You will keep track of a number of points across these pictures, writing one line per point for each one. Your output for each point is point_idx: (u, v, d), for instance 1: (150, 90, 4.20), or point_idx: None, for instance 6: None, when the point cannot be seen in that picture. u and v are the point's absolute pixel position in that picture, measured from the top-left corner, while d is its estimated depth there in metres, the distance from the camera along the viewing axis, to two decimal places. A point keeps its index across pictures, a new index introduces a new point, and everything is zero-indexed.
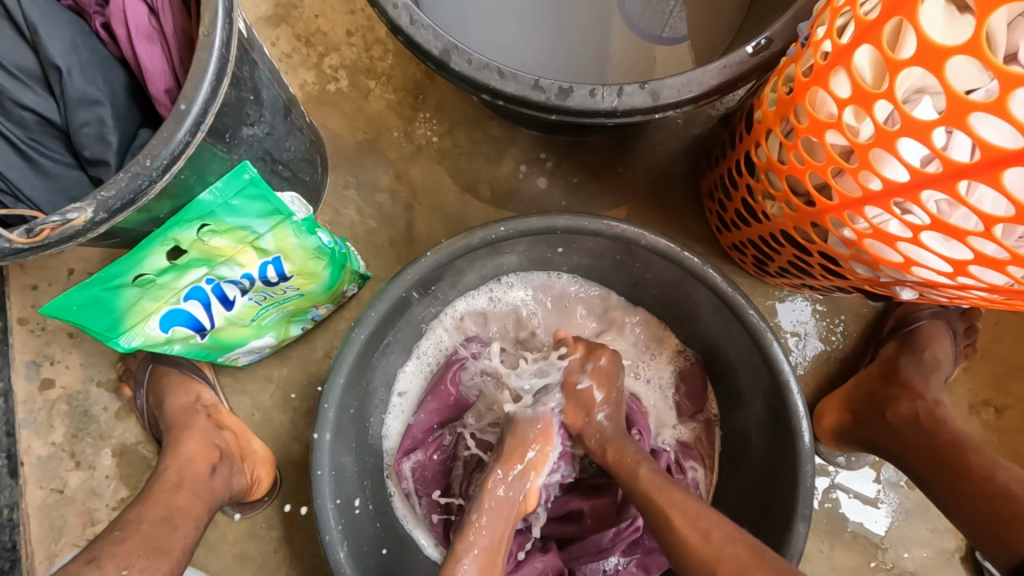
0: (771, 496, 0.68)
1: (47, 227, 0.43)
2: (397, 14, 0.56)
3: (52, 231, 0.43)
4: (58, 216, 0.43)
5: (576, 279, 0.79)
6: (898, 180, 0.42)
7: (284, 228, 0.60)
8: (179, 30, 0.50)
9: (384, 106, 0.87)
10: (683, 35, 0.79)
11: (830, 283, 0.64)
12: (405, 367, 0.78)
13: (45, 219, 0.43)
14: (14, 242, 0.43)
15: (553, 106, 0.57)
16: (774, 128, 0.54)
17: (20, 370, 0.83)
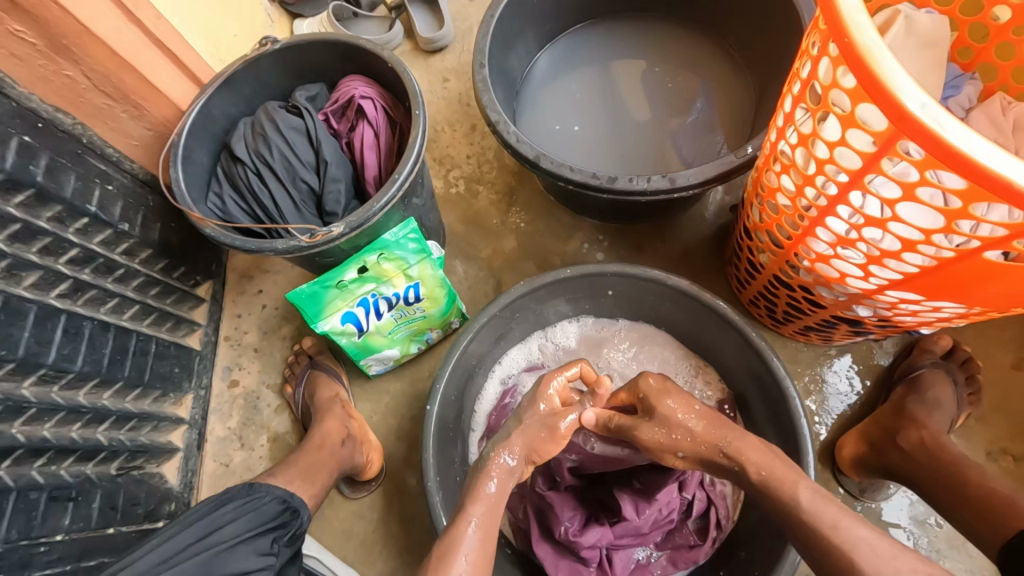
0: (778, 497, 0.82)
1: (321, 234, 0.77)
2: (509, 136, 0.92)
3: (323, 237, 0.77)
4: (326, 228, 0.77)
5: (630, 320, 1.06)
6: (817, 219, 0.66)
7: (426, 263, 0.92)
8: (388, 144, 0.88)
9: (488, 203, 1.24)
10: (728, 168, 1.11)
11: (819, 318, 0.84)
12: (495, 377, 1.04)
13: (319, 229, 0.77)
14: (302, 241, 0.77)
15: (604, 188, 0.88)
16: (754, 200, 0.80)
17: (218, 372, 1.17)
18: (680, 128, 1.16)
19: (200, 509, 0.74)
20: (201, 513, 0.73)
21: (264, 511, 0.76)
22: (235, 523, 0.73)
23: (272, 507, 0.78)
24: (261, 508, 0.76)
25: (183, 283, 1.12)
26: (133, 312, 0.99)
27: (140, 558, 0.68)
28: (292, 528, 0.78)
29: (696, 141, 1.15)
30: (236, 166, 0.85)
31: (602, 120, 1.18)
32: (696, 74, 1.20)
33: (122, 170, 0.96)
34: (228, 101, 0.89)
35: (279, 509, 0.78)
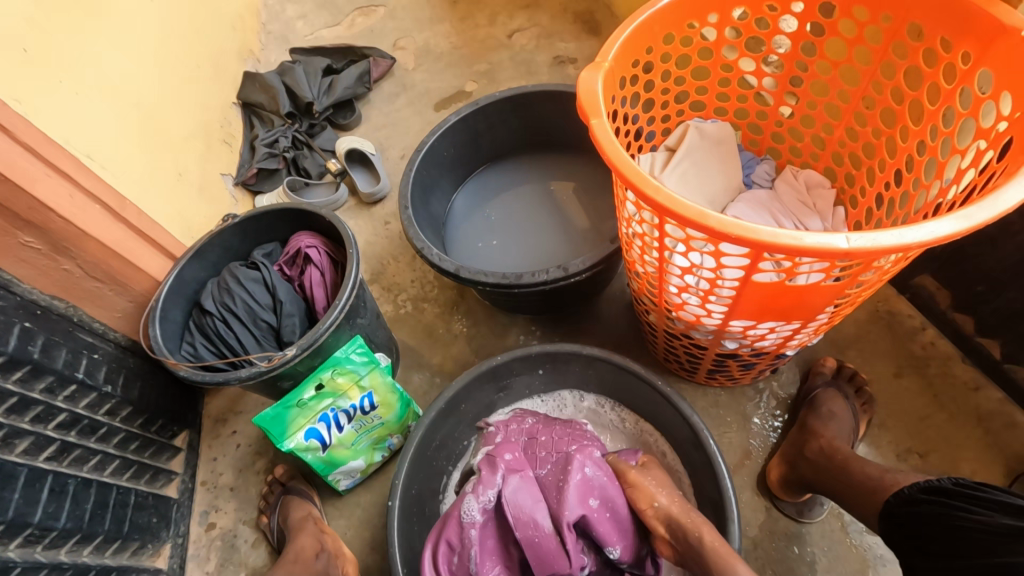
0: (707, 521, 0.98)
1: (277, 358, 0.92)
2: (433, 257, 1.14)
3: (279, 360, 0.91)
4: (281, 354, 0.92)
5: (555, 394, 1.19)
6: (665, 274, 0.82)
7: (376, 372, 1.06)
8: (333, 279, 1.07)
9: (434, 316, 1.42)
10: None
11: (710, 359, 1.00)
12: (444, 489, 1.13)
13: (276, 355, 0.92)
14: (261, 367, 0.91)
15: (513, 285, 1.08)
16: (629, 273, 0.99)
17: (195, 518, 1.21)
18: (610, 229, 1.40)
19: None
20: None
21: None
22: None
23: None
24: None
25: (160, 435, 1.22)
26: (114, 467, 1.08)
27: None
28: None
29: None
30: (205, 317, 1.02)
31: (518, 235, 1.44)
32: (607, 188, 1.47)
33: (107, 339, 1.11)
34: (197, 267, 1.09)
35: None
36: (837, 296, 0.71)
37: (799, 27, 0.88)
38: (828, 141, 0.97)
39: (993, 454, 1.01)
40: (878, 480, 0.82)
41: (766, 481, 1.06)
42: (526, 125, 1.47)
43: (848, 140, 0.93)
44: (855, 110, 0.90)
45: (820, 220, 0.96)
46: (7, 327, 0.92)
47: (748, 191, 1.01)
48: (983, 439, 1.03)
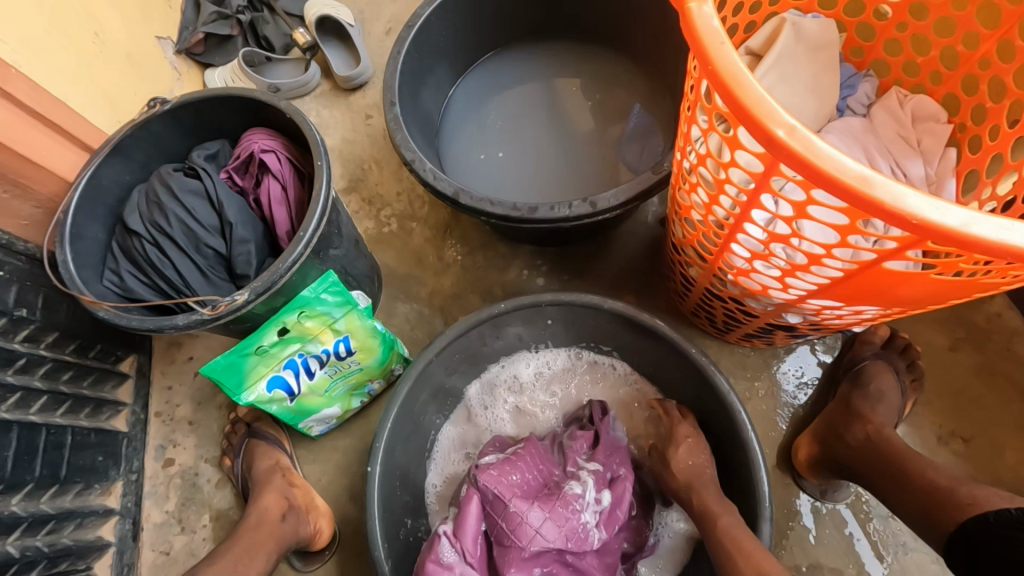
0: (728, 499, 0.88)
1: (223, 304, 0.71)
2: (426, 175, 0.90)
3: (225, 307, 0.71)
4: (229, 298, 0.71)
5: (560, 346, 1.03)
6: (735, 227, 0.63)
7: (352, 314, 0.88)
8: (298, 196, 0.84)
9: (423, 239, 1.21)
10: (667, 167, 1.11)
11: (756, 325, 0.83)
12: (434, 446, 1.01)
13: (221, 299, 0.71)
14: (202, 314, 0.70)
15: (526, 219, 0.87)
16: (673, 216, 0.79)
17: (151, 452, 1.09)
18: (622, 136, 1.16)
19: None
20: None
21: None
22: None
23: None
24: None
25: (102, 361, 1.05)
26: (42, 403, 0.92)
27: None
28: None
29: (639, 150, 1.14)
30: (132, 239, 0.79)
31: (526, 143, 1.18)
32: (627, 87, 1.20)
33: (14, 252, 0.89)
34: (120, 168, 0.84)
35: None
36: (975, 292, 0.54)
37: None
38: (965, 59, 0.72)
39: None
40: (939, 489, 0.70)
41: (791, 457, 0.96)
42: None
43: (998, 60, 0.69)
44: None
45: (924, 164, 0.75)
46: None
47: (837, 120, 0.79)
48: None
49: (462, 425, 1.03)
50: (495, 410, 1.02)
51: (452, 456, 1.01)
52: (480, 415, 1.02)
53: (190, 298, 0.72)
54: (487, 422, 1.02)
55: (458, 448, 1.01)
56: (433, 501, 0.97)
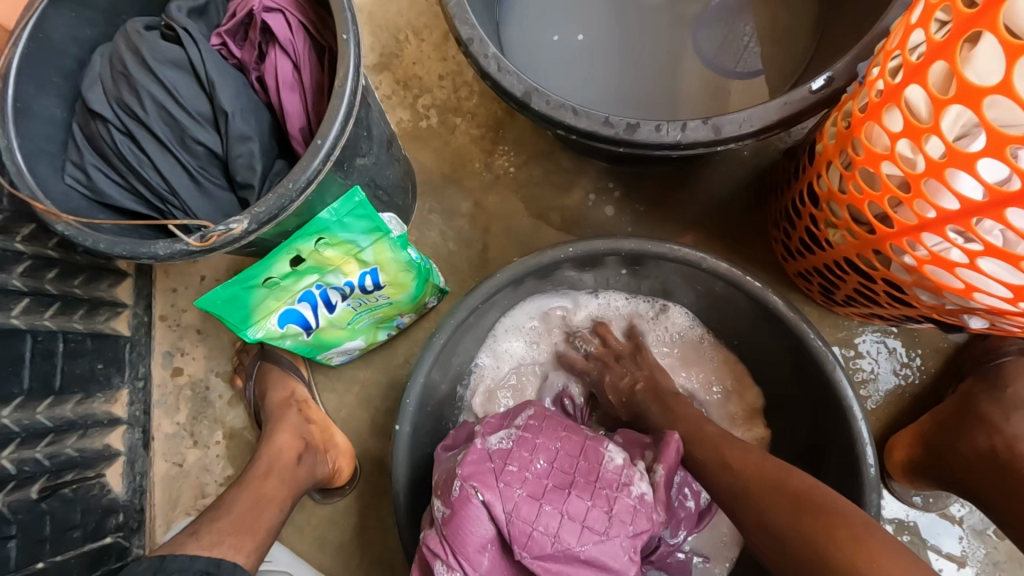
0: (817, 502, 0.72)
1: (215, 234, 0.53)
2: (487, 63, 0.66)
3: (218, 238, 0.53)
4: (222, 226, 0.53)
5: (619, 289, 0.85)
6: (973, 197, 0.41)
7: (383, 243, 0.70)
8: (314, 80, 0.62)
9: (468, 140, 0.98)
10: (758, 71, 0.86)
11: (898, 312, 0.64)
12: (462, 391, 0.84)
13: (212, 227, 0.53)
14: (190, 245, 0.53)
15: (621, 140, 0.64)
16: (834, 160, 0.57)
17: (157, 359, 0.99)
18: (699, 17, 0.88)
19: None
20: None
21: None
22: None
23: None
24: None
25: (95, 257, 0.92)
26: (23, 306, 0.80)
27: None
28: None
29: (718, 38, 0.87)
30: (97, 123, 0.59)
31: (600, 14, 0.89)
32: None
33: None
34: (76, 19, 0.62)
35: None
36: None
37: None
38: None
39: None
40: None
41: (885, 455, 0.82)
42: None
43: None
44: None
45: None
46: None
47: None
48: None
49: (496, 371, 0.85)
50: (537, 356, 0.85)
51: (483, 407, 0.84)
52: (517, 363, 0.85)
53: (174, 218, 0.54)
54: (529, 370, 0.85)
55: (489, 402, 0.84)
56: None
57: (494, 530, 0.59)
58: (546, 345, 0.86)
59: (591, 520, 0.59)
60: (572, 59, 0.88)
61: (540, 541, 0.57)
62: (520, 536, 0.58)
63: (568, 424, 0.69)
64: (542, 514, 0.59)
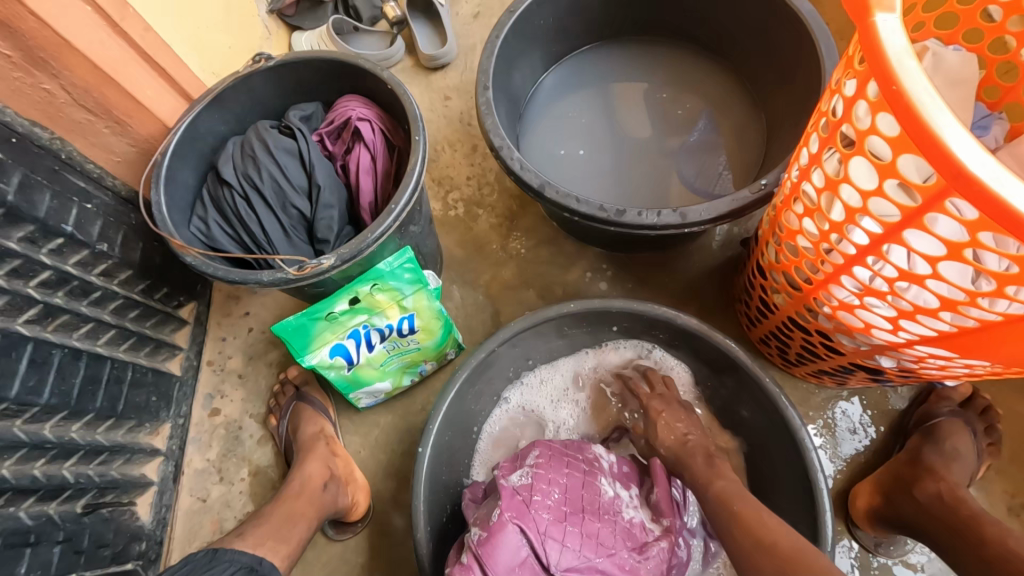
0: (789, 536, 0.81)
1: (308, 267, 0.72)
2: (513, 163, 0.89)
3: (311, 270, 0.71)
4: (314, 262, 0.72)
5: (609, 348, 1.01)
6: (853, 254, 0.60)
7: (422, 293, 0.87)
8: (385, 168, 0.84)
9: (488, 227, 1.20)
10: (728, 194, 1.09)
11: (835, 363, 0.80)
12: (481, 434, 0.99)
13: (307, 262, 0.72)
14: (289, 274, 0.71)
15: (612, 220, 0.84)
16: (769, 239, 0.76)
17: (199, 399, 1.11)
18: (679, 151, 1.14)
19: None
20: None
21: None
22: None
23: None
24: None
25: (165, 305, 1.07)
26: (109, 337, 0.94)
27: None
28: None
29: (697, 166, 1.12)
30: (222, 189, 0.80)
31: (602, 138, 1.16)
32: (692, 95, 1.19)
33: (102, 186, 0.92)
34: (216, 119, 0.85)
35: None
36: None
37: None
38: None
39: None
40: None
41: (849, 505, 0.92)
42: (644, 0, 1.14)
43: None
44: None
45: None
46: None
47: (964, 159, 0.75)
48: None
49: (510, 418, 1.00)
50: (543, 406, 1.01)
51: (499, 449, 0.98)
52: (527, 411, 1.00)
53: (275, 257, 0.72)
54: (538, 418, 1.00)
55: (504, 445, 0.98)
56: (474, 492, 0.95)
57: (526, 551, 0.72)
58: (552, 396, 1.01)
59: (603, 538, 0.75)
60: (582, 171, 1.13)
61: (566, 554, 0.72)
62: (550, 552, 0.72)
63: (570, 459, 0.84)
64: (567, 533, 0.74)
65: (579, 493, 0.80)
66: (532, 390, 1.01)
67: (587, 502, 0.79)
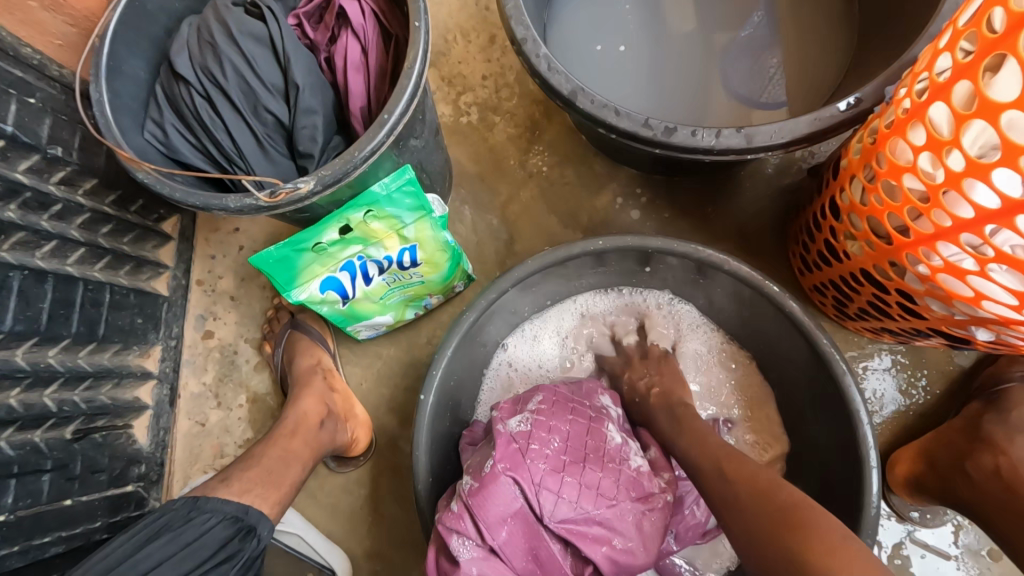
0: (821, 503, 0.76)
1: (284, 192, 0.59)
2: (538, 62, 0.71)
3: (286, 195, 0.59)
4: (291, 184, 0.59)
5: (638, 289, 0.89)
6: (989, 206, 0.45)
7: (425, 222, 0.74)
8: (378, 64, 0.67)
9: (505, 138, 1.03)
10: (783, 103, 0.91)
11: (909, 325, 0.68)
12: (490, 376, 0.91)
13: (282, 185, 0.59)
14: (260, 200, 0.58)
15: (658, 141, 0.68)
16: (857, 173, 0.61)
17: (190, 321, 1.03)
18: (729, 47, 0.93)
19: (126, 543, 0.57)
20: (131, 547, 0.57)
21: (207, 543, 0.58)
22: (170, 563, 0.56)
23: (219, 534, 0.60)
24: (205, 540, 0.58)
25: (143, 219, 0.96)
26: (78, 255, 0.84)
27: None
28: (242, 558, 0.61)
29: (745, 66, 0.92)
30: (179, 86, 0.65)
31: (642, 26, 0.95)
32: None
33: (47, 77, 0.78)
34: None
35: (229, 537, 0.60)
36: None
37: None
38: None
39: None
40: None
41: (886, 469, 0.85)
42: None
43: None
44: None
45: None
46: None
47: None
48: None
49: (521, 358, 0.91)
50: (560, 348, 0.91)
51: (508, 391, 0.91)
52: (541, 352, 0.91)
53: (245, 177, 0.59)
54: (551, 361, 0.91)
55: (514, 388, 0.91)
56: None
57: (517, 505, 0.64)
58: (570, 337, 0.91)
59: (603, 488, 0.67)
60: (612, 68, 0.93)
61: (561, 506, 0.65)
62: (545, 503, 0.64)
63: (575, 406, 0.75)
64: (564, 484, 0.66)
65: (581, 441, 0.71)
66: (547, 330, 0.91)
67: (591, 448, 0.71)
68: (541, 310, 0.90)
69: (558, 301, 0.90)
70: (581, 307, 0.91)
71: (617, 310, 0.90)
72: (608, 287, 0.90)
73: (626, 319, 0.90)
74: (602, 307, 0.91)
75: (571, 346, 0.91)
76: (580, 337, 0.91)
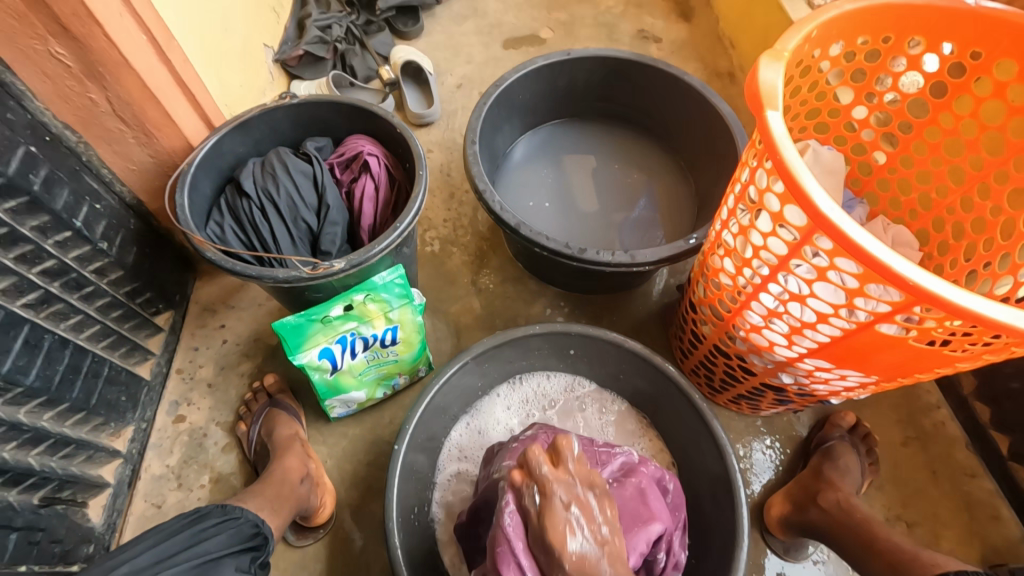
0: (711, 537, 0.95)
1: (322, 267, 0.83)
2: (494, 204, 1.05)
3: (324, 270, 0.82)
4: (328, 263, 0.83)
5: (563, 375, 1.16)
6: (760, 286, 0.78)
7: (407, 308, 0.97)
8: (385, 199, 0.97)
9: (461, 263, 1.34)
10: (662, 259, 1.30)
11: (751, 385, 0.97)
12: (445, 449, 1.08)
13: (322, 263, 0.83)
14: (304, 272, 0.82)
15: (575, 257, 1.01)
16: (699, 279, 0.95)
17: (164, 407, 1.12)
18: (625, 223, 1.35)
19: (174, 524, 0.70)
20: (180, 525, 0.70)
21: (240, 532, 0.73)
22: (217, 538, 0.71)
23: (245, 529, 0.74)
24: (237, 527, 0.74)
25: (144, 310, 1.10)
26: (91, 331, 0.96)
27: (136, 556, 0.65)
28: (262, 553, 0.75)
29: (638, 235, 1.33)
30: (241, 199, 0.91)
31: (565, 203, 1.37)
32: (638, 169, 1.43)
33: (111, 191, 0.99)
34: (238, 143, 0.96)
35: (252, 534, 0.75)
36: (943, 366, 0.68)
37: (955, 53, 0.80)
38: (936, 205, 0.91)
39: (974, 539, 1.04)
40: (904, 559, 0.80)
41: (764, 515, 1.06)
42: (603, 93, 1.40)
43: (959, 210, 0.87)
44: (946, 208, 0.89)
45: None
46: (10, 146, 0.80)
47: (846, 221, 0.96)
48: (968, 523, 1.05)
49: (470, 432, 1.10)
50: (502, 424, 1.12)
51: (459, 461, 1.08)
52: (487, 426, 1.11)
53: (292, 257, 0.83)
54: (494, 436, 1.11)
55: (463, 458, 1.08)
56: (438, 502, 1.04)
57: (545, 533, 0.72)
58: (510, 414, 1.13)
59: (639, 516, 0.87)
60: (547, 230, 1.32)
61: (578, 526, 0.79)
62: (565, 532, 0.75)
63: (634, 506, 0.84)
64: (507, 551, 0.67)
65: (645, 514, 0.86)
66: (492, 409, 1.13)
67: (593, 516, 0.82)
68: (487, 390, 1.13)
69: (490, 388, 1.13)
70: (507, 393, 1.14)
71: (545, 391, 1.15)
72: (540, 373, 1.15)
73: (553, 400, 1.15)
74: (523, 392, 1.15)
75: (511, 422, 1.13)
76: (519, 414, 1.13)
